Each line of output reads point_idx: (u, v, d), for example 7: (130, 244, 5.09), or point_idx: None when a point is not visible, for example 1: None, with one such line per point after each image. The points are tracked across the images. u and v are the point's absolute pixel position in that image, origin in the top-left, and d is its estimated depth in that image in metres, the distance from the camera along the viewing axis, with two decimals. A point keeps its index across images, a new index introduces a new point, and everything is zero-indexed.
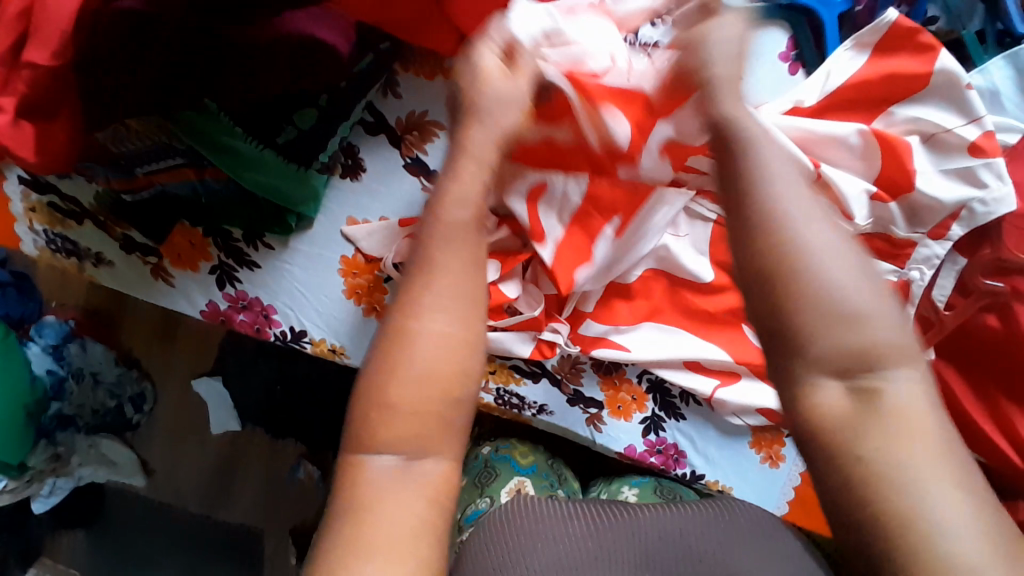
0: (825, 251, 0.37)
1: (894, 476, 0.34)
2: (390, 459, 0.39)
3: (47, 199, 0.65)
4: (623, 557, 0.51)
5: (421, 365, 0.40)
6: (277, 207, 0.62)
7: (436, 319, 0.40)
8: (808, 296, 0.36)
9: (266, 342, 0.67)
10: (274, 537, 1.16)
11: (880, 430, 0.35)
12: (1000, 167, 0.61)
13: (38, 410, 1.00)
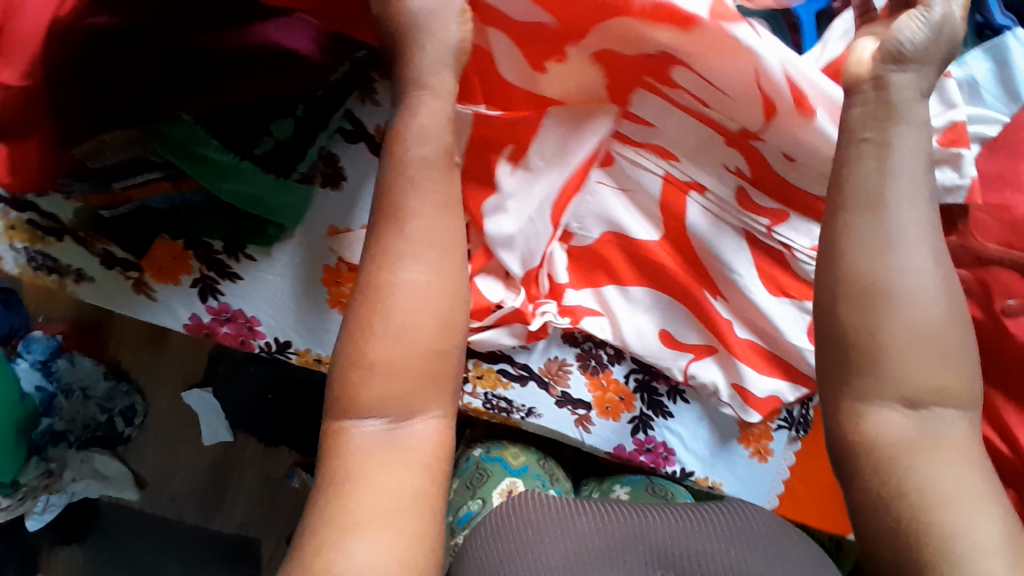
0: (922, 290, 0.48)
1: (933, 489, 0.45)
2: (376, 421, 0.45)
3: (27, 216, 0.64)
4: (632, 559, 0.50)
5: (401, 328, 0.46)
6: (257, 218, 0.63)
7: (409, 277, 0.47)
8: (895, 329, 0.47)
9: (251, 353, 0.69)
10: (270, 543, 1.17)
11: (932, 452, 0.46)
12: (964, 161, 0.60)
13: (27, 425, 1.00)
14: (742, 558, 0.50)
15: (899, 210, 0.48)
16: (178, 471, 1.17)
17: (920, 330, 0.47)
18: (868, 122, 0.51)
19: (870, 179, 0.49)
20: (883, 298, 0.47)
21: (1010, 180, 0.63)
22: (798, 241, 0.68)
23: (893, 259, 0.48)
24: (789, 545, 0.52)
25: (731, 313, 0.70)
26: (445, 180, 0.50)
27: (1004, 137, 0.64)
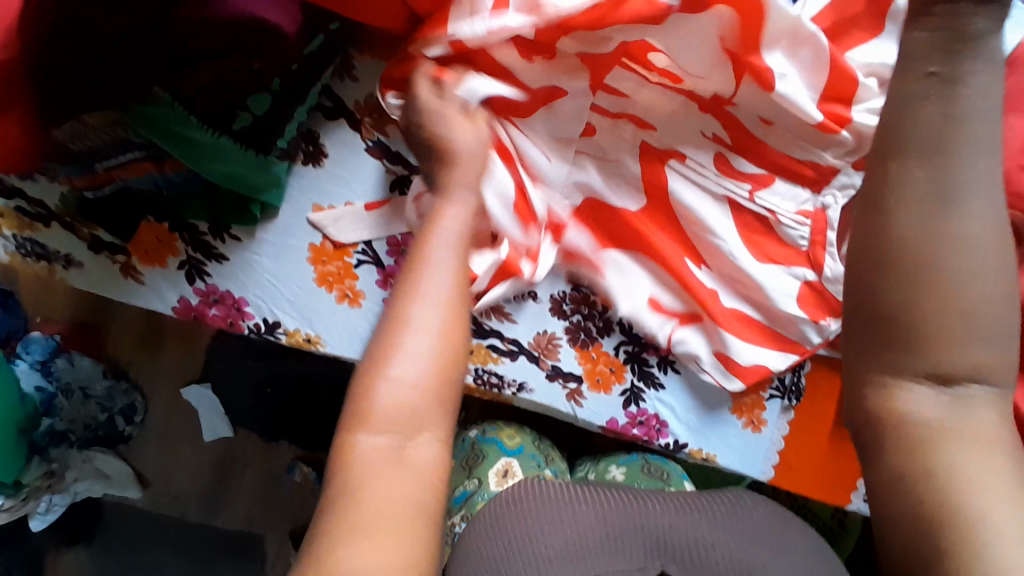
0: (984, 257, 0.41)
1: (960, 472, 0.42)
2: (385, 439, 0.46)
3: (14, 204, 0.64)
4: (634, 549, 0.53)
5: (417, 355, 0.48)
6: (242, 197, 0.63)
7: (423, 309, 0.50)
8: (947, 301, 0.41)
9: (240, 335, 0.69)
10: (275, 538, 1.18)
11: (961, 437, 0.43)
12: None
13: (30, 426, 1.01)
14: (742, 547, 0.52)
15: (975, 167, 0.40)
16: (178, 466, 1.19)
17: (970, 303, 0.41)
18: (931, 55, 0.40)
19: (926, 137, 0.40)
20: (937, 263, 0.41)
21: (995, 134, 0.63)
22: (782, 205, 0.68)
23: (949, 236, 0.41)
24: (789, 540, 0.55)
25: (714, 282, 0.70)
26: (460, 234, 0.55)
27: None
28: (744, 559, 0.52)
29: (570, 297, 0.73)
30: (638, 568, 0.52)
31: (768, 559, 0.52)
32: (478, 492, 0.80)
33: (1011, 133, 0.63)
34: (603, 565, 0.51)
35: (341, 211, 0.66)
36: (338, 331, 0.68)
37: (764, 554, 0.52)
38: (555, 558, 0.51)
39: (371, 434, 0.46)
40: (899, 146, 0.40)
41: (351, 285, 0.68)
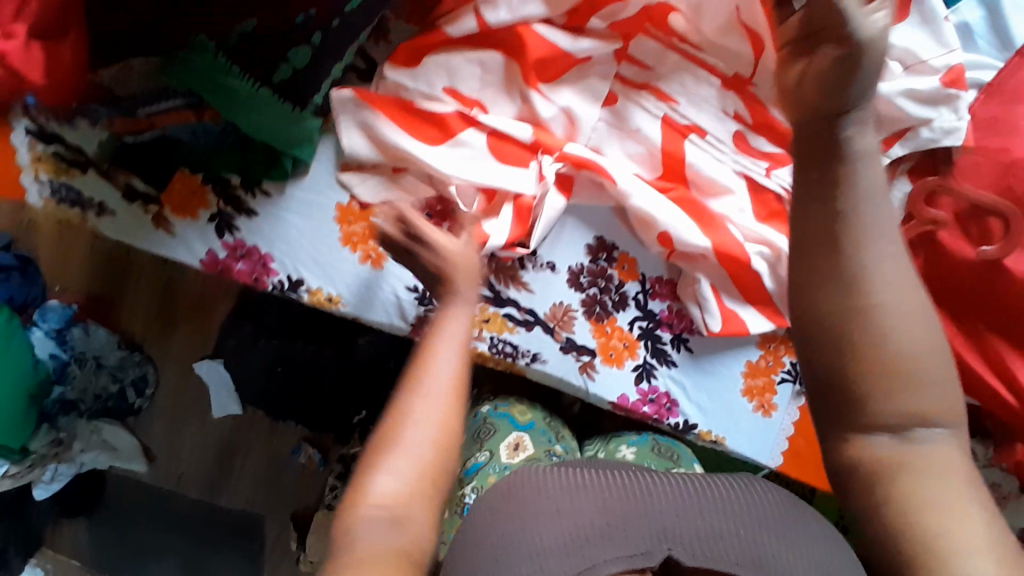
0: (907, 310, 0.42)
1: (928, 506, 0.43)
2: (380, 514, 0.49)
3: (53, 148, 0.66)
4: (634, 534, 0.42)
5: (419, 435, 0.52)
6: (275, 150, 0.65)
7: (435, 385, 0.54)
8: (877, 354, 0.42)
9: (263, 291, 0.70)
10: (275, 522, 1.25)
11: (925, 471, 0.43)
12: (959, 102, 0.63)
13: (41, 393, 1.05)
14: (756, 539, 0.43)
15: (880, 236, 0.42)
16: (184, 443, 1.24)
17: (903, 357, 0.42)
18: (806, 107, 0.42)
19: (822, 208, 0.42)
20: (853, 321, 0.42)
21: (1009, 123, 0.64)
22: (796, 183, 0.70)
23: (872, 299, 0.42)
24: (809, 532, 0.45)
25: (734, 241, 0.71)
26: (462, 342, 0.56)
27: (999, 82, 0.65)
28: (758, 549, 0.42)
29: (587, 270, 0.74)
30: (643, 553, 0.41)
31: (785, 551, 0.42)
32: (490, 464, 0.82)
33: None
34: (605, 553, 0.41)
35: (369, 173, 0.67)
36: (363, 293, 0.70)
37: (776, 541, 0.43)
38: (550, 550, 0.42)
39: (374, 506, 0.50)
40: (805, 234, 0.43)
41: (375, 247, 0.70)
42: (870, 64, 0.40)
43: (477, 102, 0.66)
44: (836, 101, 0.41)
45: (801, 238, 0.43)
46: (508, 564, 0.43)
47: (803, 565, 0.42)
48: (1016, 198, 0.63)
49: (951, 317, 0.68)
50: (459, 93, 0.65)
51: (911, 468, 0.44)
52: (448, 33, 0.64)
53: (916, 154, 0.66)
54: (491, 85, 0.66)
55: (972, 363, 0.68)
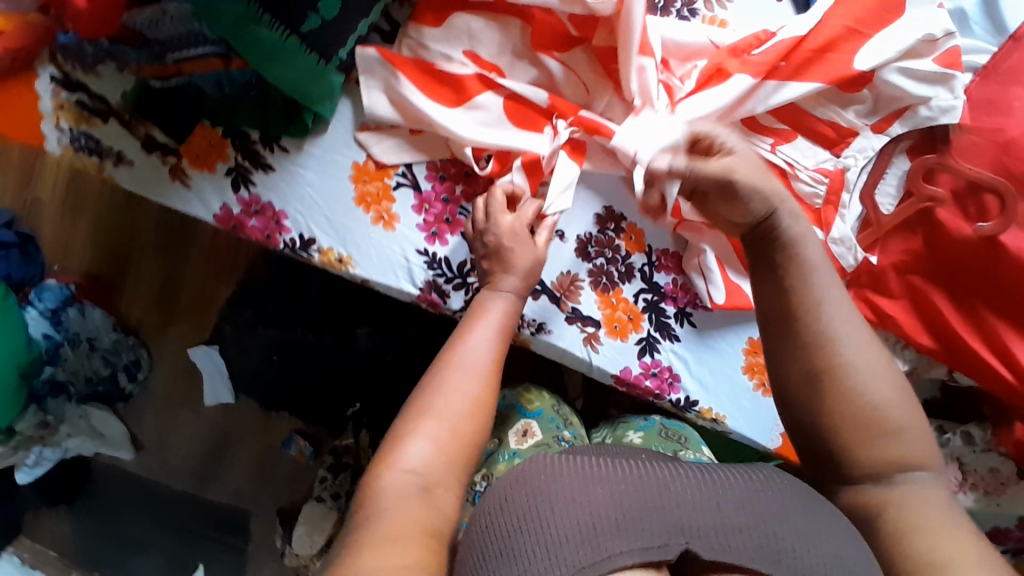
0: (871, 374, 0.53)
1: (917, 531, 0.49)
2: (417, 473, 0.53)
3: (77, 97, 0.67)
4: (651, 527, 0.41)
5: (449, 413, 0.57)
6: (295, 104, 0.66)
7: (464, 374, 0.60)
8: (852, 408, 0.53)
9: (274, 249, 0.71)
10: (263, 518, 1.24)
11: (913, 504, 0.51)
12: (955, 82, 0.66)
13: (32, 372, 1.08)
14: (774, 532, 0.42)
15: (839, 320, 0.55)
16: (175, 432, 1.24)
17: (873, 411, 0.53)
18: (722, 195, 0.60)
19: (773, 292, 0.57)
20: (825, 381, 0.53)
21: (1004, 105, 0.67)
22: (801, 161, 0.69)
23: (842, 358, 0.54)
24: (825, 526, 0.44)
25: None
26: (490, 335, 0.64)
27: (993, 66, 0.68)
28: (777, 543, 0.41)
29: (595, 240, 0.75)
30: (659, 545, 0.40)
31: (801, 544, 0.42)
32: (499, 451, 0.83)
33: (1018, 103, 0.66)
34: (621, 545, 0.40)
35: (387, 134, 0.69)
36: (373, 255, 0.71)
37: (794, 533, 0.42)
38: (564, 538, 0.41)
39: (406, 470, 0.53)
40: (769, 313, 0.57)
41: (387, 207, 0.71)
42: (744, 182, 0.59)
43: (494, 68, 0.68)
44: (742, 212, 0.59)
45: (769, 319, 0.57)
46: (523, 554, 0.41)
47: (822, 562, 0.41)
48: (1010, 174, 0.66)
49: (949, 294, 0.70)
50: (478, 57, 0.68)
51: (898, 503, 0.51)
52: None
53: (916, 133, 0.69)
54: (508, 52, 0.68)
55: (971, 341, 0.70)
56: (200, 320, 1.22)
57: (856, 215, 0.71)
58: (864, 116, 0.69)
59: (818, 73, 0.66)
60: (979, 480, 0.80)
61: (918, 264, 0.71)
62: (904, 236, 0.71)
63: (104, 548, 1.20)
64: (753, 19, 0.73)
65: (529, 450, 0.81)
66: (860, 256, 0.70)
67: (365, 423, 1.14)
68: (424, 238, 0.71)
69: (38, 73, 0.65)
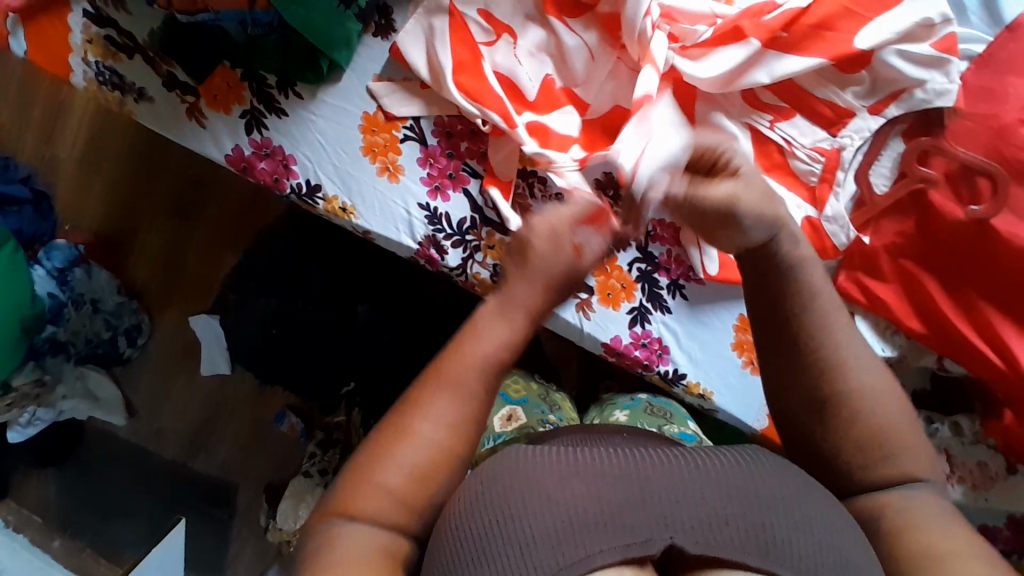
0: (882, 399, 0.50)
1: (918, 526, 0.46)
2: (356, 529, 0.48)
3: (106, 32, 0.70)
4: (633, 522, 0.40)
5: (403, 469, 0.49)
6: (313, 51, 0.69)
7: (428, 427, 0.50)
8: (857, 432, 0.50)
9: (280, 193, 0.73)
10: (248, 493, 1.24)
11: (915, 504, 0.48)
12: (952, 67, 0.69)
13: (34, 329, 1.06)
14: (761, 520, 0.41)
15: (851, 348, 0.52)
16: (169, 400, 1.24)
17: (876, 427, 0.50)
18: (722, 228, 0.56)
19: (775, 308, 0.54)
20: (834, 410, 0.50)
21: (999, 92, 0.69)
22: (798, 138, 0.73)
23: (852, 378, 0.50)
24: (821, 512, 0.43)
25: None
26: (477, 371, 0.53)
27: (990, 54, 0.71)
28: (764, 533, 0.40)
29: None
30: (641, 542, 0.40)
31: (792, 534, 0.41)
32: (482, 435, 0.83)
33: (1014, 91, 0.69)
34: (600, 543, 0.39)
35: (398, 86, 0.72)
36: (375, 207, 0.73)
37: (784, 523, 0.41)
38: (541, 539, 0.40)
39: (348, 523, 0.48)
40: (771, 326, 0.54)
41: (393, 159, 0.73)
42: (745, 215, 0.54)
43: (505, 28, 0.71)
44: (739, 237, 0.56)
45: (767, 331, 0.54)
46: (501, 557, 0.40)
47: (811, 553, 0.40)
48: (1004, 160, 0.68)
49: (940, 279, 0.72)
50: (491, 18, 0.71)
51: (901, 505, 0.48)
52: None
53: (912, 116, 0.72)
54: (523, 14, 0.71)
55: (958, 323, 0.71)
56: (203, 288, 1.23)
57: (850, 194, 0.74)
58: (862, 98, 0.72)
59: (818, 51, 0.69)
60: (967, 474, 0.80)
61: (908, 245, 0.72)
62: (896, 215, 0.73)
63: (90, 513, 1.21)
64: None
65: (513, 431, 0.81)
66: (852, 235, 0.73)
67: (358, 400, 1.12)
68: (426, 192, 0.73)
69: (71, 7, 0.69)
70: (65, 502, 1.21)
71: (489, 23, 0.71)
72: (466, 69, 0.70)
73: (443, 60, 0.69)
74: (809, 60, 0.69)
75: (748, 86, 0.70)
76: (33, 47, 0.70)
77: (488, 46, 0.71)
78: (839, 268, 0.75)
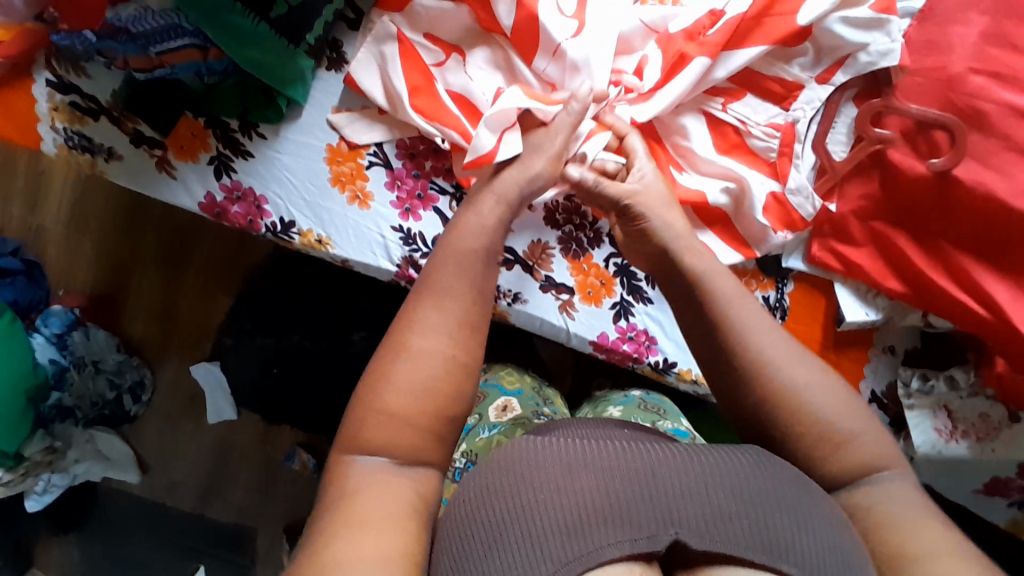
0: (816, 391, 0.51)
1: (887, 523, 0.46)
2: (380, 459, 0.49)
3: (70, 98, 0.72)
4: (640, 517, 0.40)
5: (413, 388, 0.50)
6: (269, 89, 0.71)
7: (427, 341, 0.52)
8: (795, 420, 0.50)
9: (257, 234, 0.75)
10: (267, 535, 1.24)
11: (882, 500, 0.48)
12: (891, 26, 0.71)
13: (39, 397, 1.08)
14: (763, 517, 0.41)
15: (774, 350, 0.52)
16: (179, 451, 1.25)
17: (817, 417, 0.50)
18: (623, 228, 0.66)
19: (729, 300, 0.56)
20: (772, 408, 0.51)
21: (943, 43, 0.71)
22: (753, 117, 0.75)
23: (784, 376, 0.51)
24: (820, 512, 0.43)
25: (698, 183, 0.75)
26: (470, 273, 0.56)
27: (930, 7, 0.73)
28: (769, 529, 0.40)
29: (562, 208, 0.78)
30: (648, 538, 0.39)
31: (793, 532, 0.41)
32: (478, 425, 0.84)
33: (958, 41, 0.70)
34: (608, 537, 0.39)
35: (358, 115, 0.74)
36: (348, 234, 0.74)
37: (786, 520, 0.41)
38: (549, 531, 0.40)
39: (363, 455, 0.49)
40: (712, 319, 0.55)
41: (361, 186, 0.74)
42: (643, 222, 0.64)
43: (451, 48, 0.74)
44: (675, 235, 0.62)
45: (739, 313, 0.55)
46: (508, 550, 0.40)
47: (814, 550, 0.40)
48: (959, 111, 0.69)
49: (913, 235, 0.72)
50: (438, 37, 0.73)
51: (871, 502, 0.48)
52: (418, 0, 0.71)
53: (860, 79, 0.75)
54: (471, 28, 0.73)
55: (937, 279, 0.71)
56: (200, 337, 1.24)
57: (810, 164, 0.76)
58: (809, 69, 0.74)
59: (758, 35, 0.72)
60: (969, 427, 0.79)
61: (876, 207, 0.74)
62: (861, 179, 0.74)
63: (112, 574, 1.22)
64: None
65: (507, 421, 0.82)
66: (817, 204, 0.75)
67: None
68: (398, 214, 0.75)
69: (34, 78, 0.71)
70: (88, 566, 1.21)
71: (438, 42, 0.73)
72: (423, 94, 0.71)
73: (396, 82, 0.71)
74: (751, 50, 0.71)
75: (713, 83, 0.73)
76: (2, 120, 0.73)
77: (438, 64, 0.73)
78: (811, 239, 0.77)
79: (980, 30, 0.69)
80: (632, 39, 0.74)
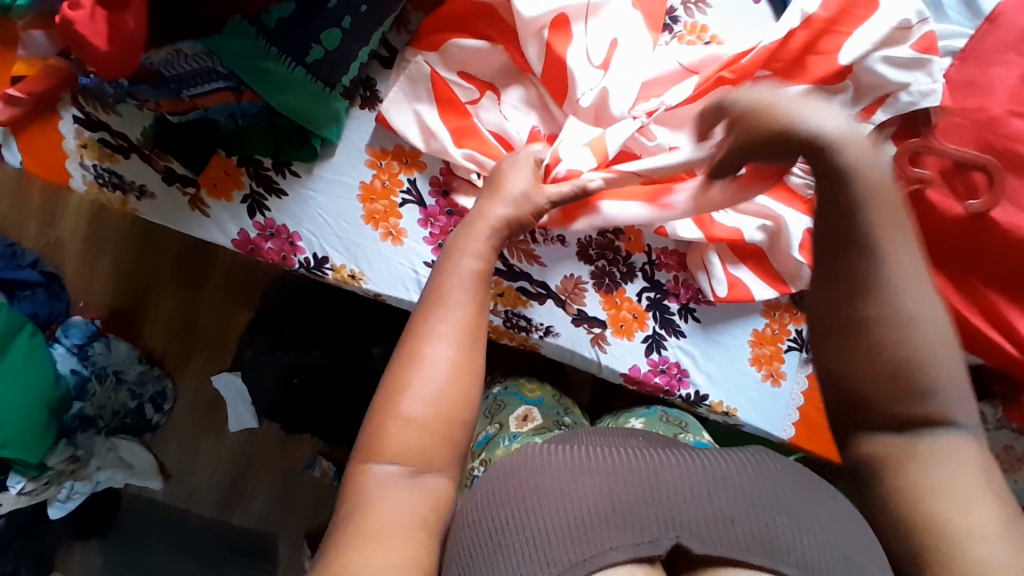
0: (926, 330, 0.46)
1: (931, 496, 0.44)
2: (397, 469, 0.48)
3: (99, 136, 0.72)
4: (641, 522, 0.40)
5: (425, 396, 0.50)
6: (303, 130, 0.70)
7: (439, 349, 0.52)
8: (886, 360, 0.47)
9: (290, 270, 0.74)
10: (287, 541, 1.25)
11: (935, 464, 0.45)
12: (933, 66, 0.70)
13: (61, 407, 1.07)
14: (768, 521, 0.40)
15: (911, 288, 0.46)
16: (200, 459, 1.26)
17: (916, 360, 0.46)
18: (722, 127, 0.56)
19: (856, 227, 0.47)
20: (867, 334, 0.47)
21: (984, 85, 0.71)
22: None
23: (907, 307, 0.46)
24: (830, 515, 0.42)
25: (733, 221, 0.76)
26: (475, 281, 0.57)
27: (970, 48, 0.73)
28: (771, 532, 0.40)
29: (595, 243, 0.79)
30: (650, 542, 0.39)
31: (800, 536, 0.40)
32: (499, 435, 0.86)
33: (998, 83, 0.70)
34: (611, 541, 0.39)
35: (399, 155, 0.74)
36: (380, 267, 0.74)
37: (789, 523, 0.40)
38: (552, 536, 0.40)
39: (378, 466, 0.48)
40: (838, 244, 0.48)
41: (394, 223, 0.74)
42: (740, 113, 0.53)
43: (484, 85, 0.73)
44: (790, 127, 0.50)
45: None
46: (511, 554, 0.40)
47: (819, 553, 0.39)
48: (997, 152, 0.69)
49: (946, 273, 0.72)
50: (470, 75, 0.73)
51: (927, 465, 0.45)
52: (454, 42, 0.71)
53: (898, 119, 0.72)
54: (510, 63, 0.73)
55: (969, 315, 0.71)
56: (220, 348, 1.25)
57: None
58: (849, 106, 0.71)
59: (798, 71, 0.71)
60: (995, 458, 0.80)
61: None
62: None
63: None
64: (743, 27, 0.77)
65: (528, 430, 0.84)
66: None
67: None
68: (431, 251, 0.74)
69: (61, 115, 0.71)
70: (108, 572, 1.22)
71: (474, 81, 0.73)
72: (468, 137, 0.71)
73: (436, 125, 0.71)
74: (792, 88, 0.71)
75: None
76: (28, 156, 0.72)
77: (475, 102, 0.73)
78: None
79: (1019, 73, 0.70)
80: (669, 80, 0.72)
